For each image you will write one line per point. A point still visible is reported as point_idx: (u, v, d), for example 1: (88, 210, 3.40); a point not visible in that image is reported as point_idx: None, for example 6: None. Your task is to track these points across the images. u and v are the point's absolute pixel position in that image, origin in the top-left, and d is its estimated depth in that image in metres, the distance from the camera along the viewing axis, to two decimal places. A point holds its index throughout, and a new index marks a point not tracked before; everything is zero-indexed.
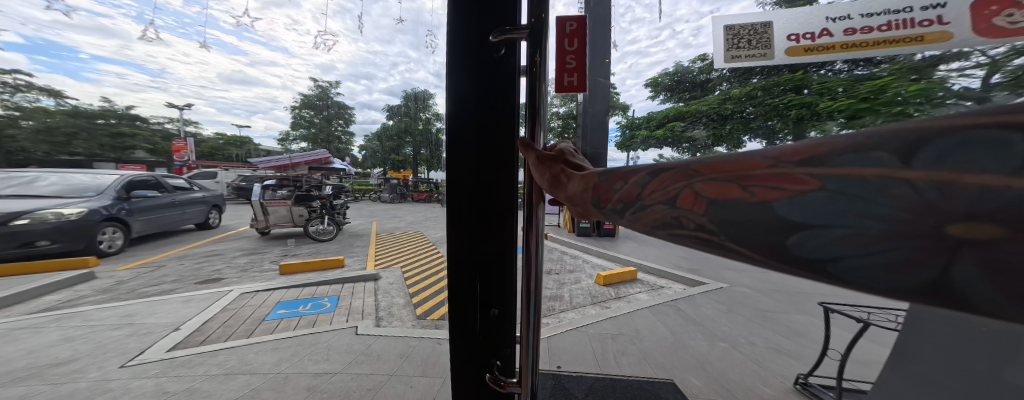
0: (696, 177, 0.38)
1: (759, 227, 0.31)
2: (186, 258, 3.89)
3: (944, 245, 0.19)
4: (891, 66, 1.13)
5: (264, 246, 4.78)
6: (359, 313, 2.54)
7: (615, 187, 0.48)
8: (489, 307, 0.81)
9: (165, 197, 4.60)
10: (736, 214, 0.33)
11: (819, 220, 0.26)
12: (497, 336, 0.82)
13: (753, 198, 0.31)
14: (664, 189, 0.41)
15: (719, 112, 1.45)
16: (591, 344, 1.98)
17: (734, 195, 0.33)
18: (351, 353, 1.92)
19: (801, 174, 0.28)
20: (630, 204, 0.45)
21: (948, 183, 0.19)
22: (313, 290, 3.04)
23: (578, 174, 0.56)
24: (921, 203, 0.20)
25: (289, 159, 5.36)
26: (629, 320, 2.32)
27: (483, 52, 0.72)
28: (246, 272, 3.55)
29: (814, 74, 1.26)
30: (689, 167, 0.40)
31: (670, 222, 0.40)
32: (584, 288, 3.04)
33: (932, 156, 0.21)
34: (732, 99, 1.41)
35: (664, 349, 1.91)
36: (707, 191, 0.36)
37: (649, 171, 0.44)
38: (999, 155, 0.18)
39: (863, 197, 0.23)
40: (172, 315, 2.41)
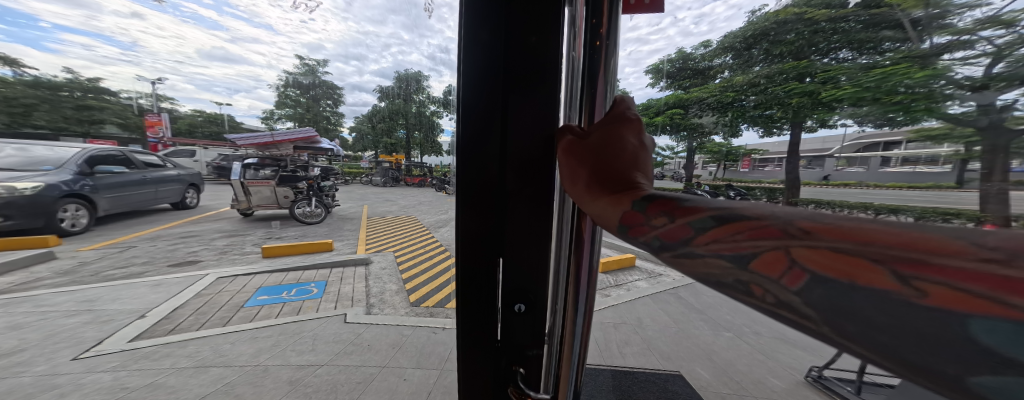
0: (799, 240, 0.31)
1: (929, 340, 0.20)
2: (159, 239, 3.74)
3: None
4: (895, 55, 1.01)
5: (247, 228, 4.66)
6: (348, 299, 2.53)
7: (653, 221, 0.45)
8: (515, 302, 0.79)
9: (134, 174, 4.46)
10: (859, 304, 0.24)
11: None
12: (517, 336, 0.81)
13: (922, 302, 0.20)
14: (733, 244, 0.36)
15: (721, 99, 1.40)
16: (593, 333, 2.03)
17: (866, 278, 0.24)
18: (339, 343, 1.91)
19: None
20: (675, 245, 0.42)
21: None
22: (298, 276, 3.00)
23: (608, 196, 0.53)
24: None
25: (271, 137, 5.16)
26: (630, 309, 2.38)
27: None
28: (225, 255, 3.47)
29: (816, 61, 1.13)
30: (796, 230, 0.33)
31: (737, 283, 0.36)
32: None
33: None
34: (734, 86, 1.32)
35: (669, 339, 1.99)
36: (811, 262, 0.28)
37: (716, 216, 0.40)
38: None
39: None
40: (138, 301, 2.33)
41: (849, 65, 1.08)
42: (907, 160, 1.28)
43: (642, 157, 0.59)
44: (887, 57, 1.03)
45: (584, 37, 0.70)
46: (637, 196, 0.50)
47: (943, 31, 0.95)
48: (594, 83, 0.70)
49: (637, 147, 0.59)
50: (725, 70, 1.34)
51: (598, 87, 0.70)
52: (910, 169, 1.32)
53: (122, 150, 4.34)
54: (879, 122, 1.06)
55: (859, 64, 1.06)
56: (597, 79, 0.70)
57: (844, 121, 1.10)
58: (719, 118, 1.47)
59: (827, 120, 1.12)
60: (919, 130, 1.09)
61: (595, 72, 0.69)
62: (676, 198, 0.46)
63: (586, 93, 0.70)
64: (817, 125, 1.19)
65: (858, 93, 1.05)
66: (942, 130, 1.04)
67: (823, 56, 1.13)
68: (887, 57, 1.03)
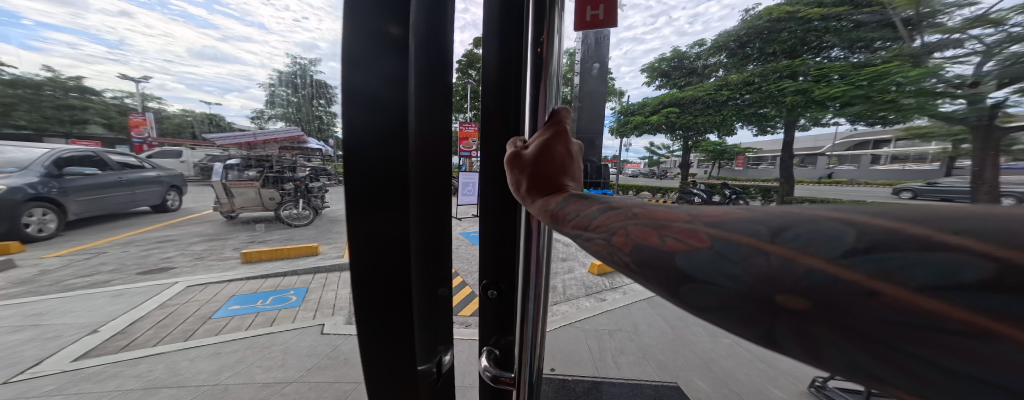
0: (631, 219, 0.48)
1: (667, 271, 0.40)
2: (132, 245, 3.63)
3: (776, 309, 0.30)
4: (888, 53, 0.98)
5: (229, 232, 4.57)
6: (328, 308, 2.54)
7: (568, 214, 0.56)
8: (489, 289, 1.01)
9: (110, 175, 3.59)
10: (649, 254, 0.42)
11: (698, 275, 0.36)
12: (494, 319, 1.02)
13: (672, 251, 0.40)
14: (603, 226, 0.50)
15: (715, 98, 1.31)
16: (585, 342, 2.02)
17: (654, 241, 0.42)
18: (312, 357, 1.94)
19: (700, 233, 0.38)
20: (581, 232, 0.53)
21: (795, 261, 0.29)
22: (276, 283, 2.99)
23: (540, 195, 0.64)
24: (773, 278, 0.31)
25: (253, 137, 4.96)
26: (625, 314, 2.37)
27: (503, 22, 0.88)
28: (202, 262, 3.38)
29: (811, 60, 1.15)
30: (628, 211, 0.50)
31: (605, 254, 0.47)
32: (576, 278, 3.03)
33: (783, 240, 0.31)
34: (729, 85, 1.26)
35: (665, 346, 1.96)
36: (636, 234, 0.45)
37: (599, 206, 0.54)
38: (838, 244, 0.28)
39: (734, 260, 0.34)
40: (93, 314, 2.22)
41: (843, 64, 1.07)
42: (898, 157, 1.27)
43: (571, 162, 0.70)
44: (880, 55, 1.00)
45: (532, 39, 0.74)
46: (564, 195, 0.61)
47: (935, 31, 0.93)
48: (537, 86, 0.74)
49: (565, 154, 0.69)
50: (719, 70, 1.30)
51: (541, 93, 0.74)
52: (898, 168, 1.31)
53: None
54: (872, 120, 1.08)
55: (853, 62, 1.04)
56: (540, 81, 0.73)
57: (838, 118, 1.09)
58: (712, 116, 1.38)
59: (821, 118, 1.10)
60: (908, 128, 1.06)
61: (538, 77, 0.73)
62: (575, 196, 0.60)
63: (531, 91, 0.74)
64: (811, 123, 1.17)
65: (849, 91, 1.01)
66: (929, 129, 1.01)
67: (818, 54, 1.12)
68: (881, 55, 1.00)
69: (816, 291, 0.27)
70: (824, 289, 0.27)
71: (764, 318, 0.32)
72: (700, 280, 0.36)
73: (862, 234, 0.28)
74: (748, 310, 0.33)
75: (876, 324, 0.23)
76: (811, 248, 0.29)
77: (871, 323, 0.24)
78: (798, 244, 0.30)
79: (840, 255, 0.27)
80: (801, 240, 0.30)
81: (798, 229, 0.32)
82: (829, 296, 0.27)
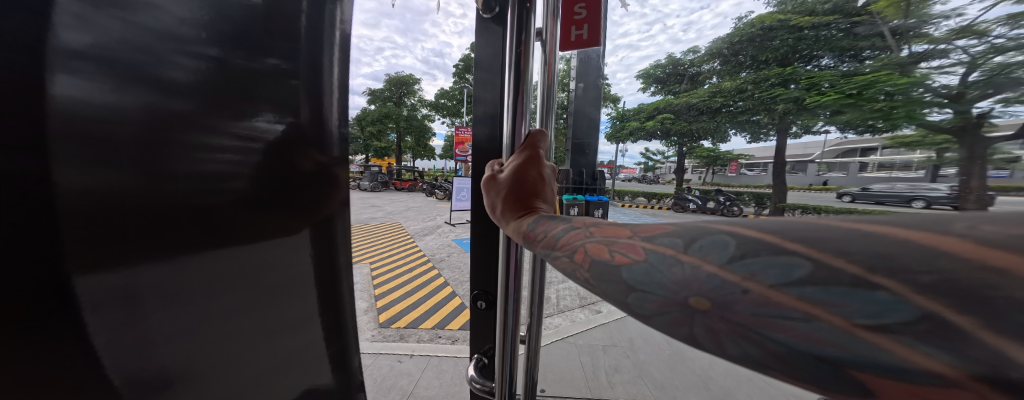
0: (592, 236, 0.38)
1: (613, 287, 0.32)
2: None
3: (690, 312, 0.27)
4: (876, 63, 0.90)
5: None
6: None
7: (537, 235, 0.46)
8: (478, 300, 0.98)
9: None
10: (607, 274, 0.33)
11: (639, 285, 0.30)
12: (484, 327, 0.99)
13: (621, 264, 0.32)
14: (567, 242, 0.39)
15: (709, 104, 1.43)
16: (578, 358, 1.87)
17: (604, 255, 0.34)
18: None
19: (640, 245, 0.32)
20: (545, 251, 0.42)
21: (701, 266, 0.26)
22: None
23: (516, 216, 0.60)
24: (685, 281, 0.27)
25: None
26: (620, 327, 2.22)
27: (492, 39, 0.85)
28: None
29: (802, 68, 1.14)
30: (588, 228, 0.40)
31: (568, 272, 0.37)
32: (570, 288, 2.90)
33: (695, 245, 0.28)
34: (723, 92, 1.40)
35: (661, 364, 1.82)
36: (594, 250, 0.36)
37: (564, 225, 0.44)
38: (724, 253, 0.26)
39: (658, 269, 0.29)
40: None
41: (831, 72, 1.03)
42: (885, 165, 1.25)
43: (544, 186, 0.66)
44: (869, 64, 0.93)
45: (510, 48, 0.69)
46: (536, 216, 0.57)
47: (920, 41, 0.86)
48: (517, 96, 0.68)
49: (538, 178, 0.65)
50: (714, 76, 1.49)
51: (520, 104, 0.68)
52: (886, 174, 1.27)
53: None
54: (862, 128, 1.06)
55: (842, 71, 1.00)
56: (520, 91, 0.68)
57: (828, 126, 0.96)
58: (706, 122, 1.48)
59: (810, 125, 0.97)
60: (895, 137, 1.09)
61: (518, 85, 0.68)
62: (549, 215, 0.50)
63: (510, 100, 0.68)
64: (803, 131, 1.05)
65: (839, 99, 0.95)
66: (915, 138, 1.04)
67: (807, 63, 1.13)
68: (870, 64, 0.92)
69: (713, 295, 0.25)
70: (718, 292, 0.25)
71: (683, 323, 0.27)
72: (639, 289, 0.30)
73: (750, 243, 0.26)
74: (673, 316, 0.28)
75: (747, 316, 0.23)
76: (708, 256, 0.26)
77: (749, 315, 0.23)
78: (703, 254, 0.27)
79: (728, 262, 0.25)
80: (700, 246, 0.27)
81: (703, 236, 0.28)
82: (727, 304, 0.24)
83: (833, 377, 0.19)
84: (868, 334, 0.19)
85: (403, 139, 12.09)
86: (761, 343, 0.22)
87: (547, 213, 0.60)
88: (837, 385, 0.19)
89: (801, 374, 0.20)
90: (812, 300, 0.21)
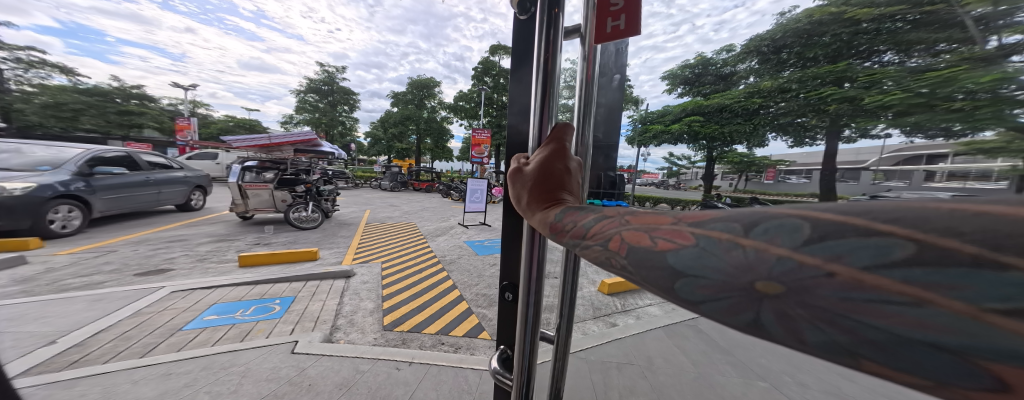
0: (626, 225, 0.41)
1: (658, 272, 0.35)
2: (144, 243, 3.67)
3: (755, 296, 0.27)
4: (952, 57, 0.76)
5: (237, 233, 4.58)
6: (311, 320, 2.20)
7: (566, 226, 0.48)
8: (505, 292, 0.94)
9: None
10: (647, 260, 0.36)
11: (690, 270, 0.31)
12: (505, 322, 0.93)
13: (665, 248, 0.35)
14: (601, 232, 0.43)
15: (744, 106, 1.27)
16: (589, 377, 1.69)
17: (644, 243, 0.37)
18: (274, 382, 1.54)
19: (687, 231, 0.34)
20: (578, 241, 0.45)
21: (766, 252, 0.26)
22: (264, 290, 2.66)
23: (540, 208, 0.57)
24: (748, 266, 0.28)
25: (268, 138, 5.08)
26: (638, 343, 1.99)
27: (523, 37, 0.82)
28: (200, 263, 3.27)
29: (856, 64, 0.95)
30: (622, 217, 0.43)
31: (601, 261, 0.41)
32: (584, 298, 2.74)
33: (757, 230, 0.28)
34: (761, 92, 1.20)
35: (683, 387, 1.61)
36: (629, 238, 0.39)
37: (594, 215, 0.46)
38: (794, 237, 0.25)
39: (715, 253, 0.30)
40: (59, 322, 1.99)
41: (894, 69, 0.87)
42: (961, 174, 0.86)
43: (572, 180, 0.63)
44: (943, 59, 0.78)
45: (537, 49, 0.68)
46: (561, 207, 0.54)
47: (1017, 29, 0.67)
48: (542, 97, 0.69)
49: (565, 170, 0.62)
50: (751, 76, 1.26)
51: (545, 106, 0.69)
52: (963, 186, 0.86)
53: (128, 152, 4.42)
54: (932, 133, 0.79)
55: (907, 67, 0.85)
56: (547, 92, 0.69)
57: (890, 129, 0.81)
58: (739, 125, 1.29)
59: (867, 129, 0.86)
60: (970, 142, 0.75)
61: (547, 87, 0.69)
62: (578, 206, 0.51)
63: (537, 101, 0.69)
64: (859, 135, 0.92)
65: (907, 98, 0.79)
66: (996, 144, 0.70)
67: (866, 59, 0.95)
68: (943, 59, 0.77)
69: (784, 277, 0.25)
70: (793, 274, 0.24)
71: (748, 309, 0.28)
72: (689, 274, 0.31)
73: (829, 227, 0.24)
74: (734, 301, 0.28)
75: (833, 300, 0.21)
76: (777, 241, 0.26)
77: (832, 299, 0.22)
78: (768, 240, 0.27)
79: (803, 244, 0.24)
80: (767, 229, 0.27)
81: (771, 221, 0.28)
82: (809, 288, 0.23)
83: (956, 367, 0.16)
84: (1006, 322, 0.13)
85: (421, 141, 12.37)
86: (853, 331, 0.20)
87: (574, 203, 0.56)
88: (965, 377, 0.16)
89: (909, 363, 0.18)
90: (923, 283, 0.17)
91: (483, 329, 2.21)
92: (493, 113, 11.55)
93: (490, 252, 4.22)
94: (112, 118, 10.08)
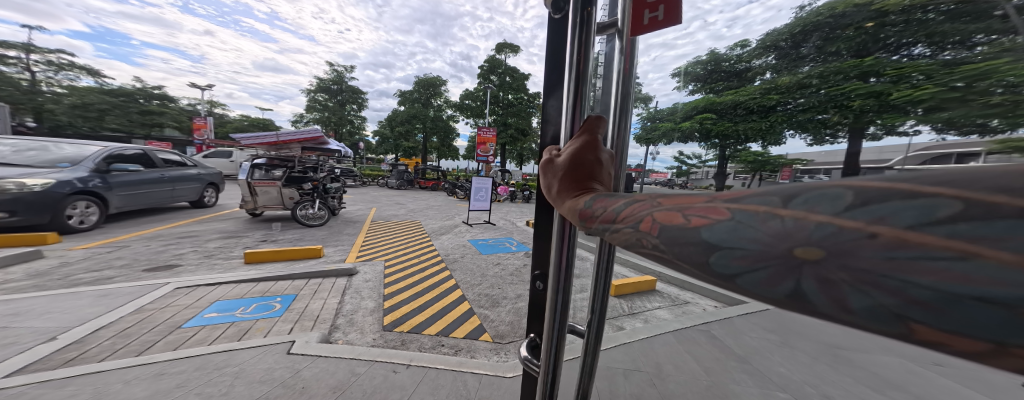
0: (656, 206, 0.39)
1: (689, 249, 0.33)
2: (155, 239, 3.81)
3: (795, 263, 0.24)
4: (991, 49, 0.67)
5: (246, 230, 4.71)
6: (310, 320, 2.24)
7: (596, 211, 0.47)
8: (534, 281, 0.92)
9: None
10: (677, 236, 0.35)
11: (722, 242, 0.30)
12: (535, 311, 0.92)
13: (698, 223, 0.33)
14: (632, 214, 0.41)
15: (761, 103, 1.03)
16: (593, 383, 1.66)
17: (675, 221, 0.35)
18: (266, 384, 1.56)
19: (722, 207, 0.32)
20: (609, 226, 0.44)
21: (807, 220, 0.24)
22: (265, 288, 2.72)
23: (570, 196, 0.56)
24: (785, 234, 0.25)
25: (276, 136, 5.18)
26: (648, 348, 1.91)
27: (558, 35, 0.80)
28: (207, 260, 3.37)
29: (885, 55, 0.80)
30: (654, 199, 0.41)
31: (632, 243, 0.39)
32: None
33: (797, 199, 0.26)
34: (778, 89, 0.98)
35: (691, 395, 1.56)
36: (660, 217, 0.37)
37: (625, 200, 0.44)
38: (837, 203, 0.23)
39: (753, 225, 0.28)
40: (64, 318, 2.08)
41: (927, 63, 0.75)
42: None
43: (604, 171, 0.61)
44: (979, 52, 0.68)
45: (570, 48, 0.73)
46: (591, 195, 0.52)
47: None
48: (576, 92, 0.72)
49: (596, 161, 0.60)
50: (767, 72, 1.01)
51: (578, 99, 0.72)
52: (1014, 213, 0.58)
53: (144, 150, 4.60)
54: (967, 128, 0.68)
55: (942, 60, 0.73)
56: (580, 87, 0.72)
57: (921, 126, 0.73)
58: (755, 123, 1.05)
59: (894, 125, 0.76)
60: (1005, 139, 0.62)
61: (582, 82, 0.72)
62: (608, 193, 0.50)
63: (570, 95, 0.72)
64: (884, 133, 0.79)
65: (941, 93, 0.70)
66: None
67: (892, 52, 0.80)
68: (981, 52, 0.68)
69: (819, 241, 0.22)
70: (834, 239, 0.21)
71: (787, 277, 0.25)
72: (722, 247, 0.30)
73: (872, 192, 0.21)
74: (771, 271, 0.26)
75: (876, 261, 0.18)
76: (818, 209, 0.24)
77: (871, 262, 0.19)
78: (808, 208, 0.24)
79: (845, 209, 0.21)
80: (808, 197, 0.25)
81: (813, 192, 0.25)
82: (849, 250, 0.20)
83: (1005, 325, 0.12)
84: None
85: (429, 139, 12.47)
86: (897, 291, 0.17)
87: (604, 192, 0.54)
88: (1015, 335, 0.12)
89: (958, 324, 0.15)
90: (971, 235, 0.13)
91: (484, 331, 2.21)
92: (499, 111, 11.52)
93: (494, 251, 4.21)
94: (133, 117, 10.53)
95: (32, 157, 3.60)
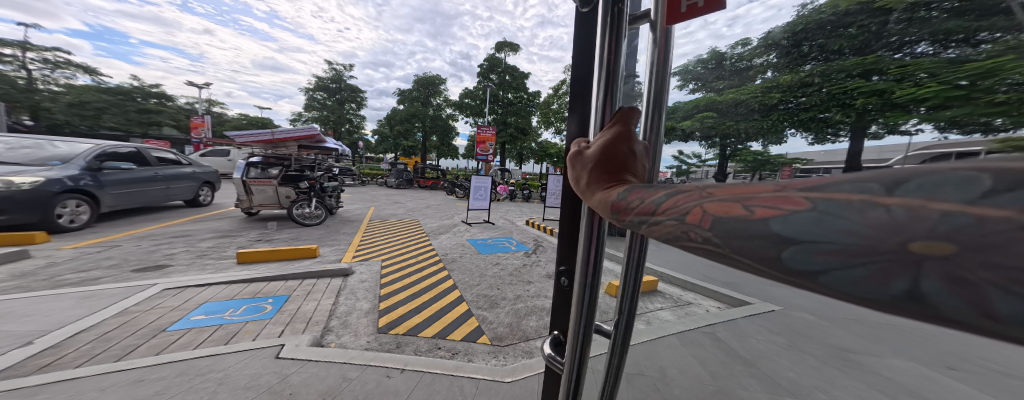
0: (708, 198, 0.37)
1: (758, 243, 0.30)
2: (146, 239, 3.79)
3: (913, 261, 0.18)
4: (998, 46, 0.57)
5: (240, 229, 4.70)
6: (303, 321, 2.23)
7: (631, 204, 0.45)
8: (559, 276, 0.90)
9: None
10: (737, 229, 0.32)
11: (803, 235, 0.26)
12: (559, 307, 0.90)
13: (766, 216, 0.30)
14: (677, 207, 0.39)
15: (762, 102, 0.92)
16: None
17: (736, 212, 0.33)
18: (252, 389, 1.55)
19: (798, 196, 0.29)
20: (646, 219, 0.42)
21: (925, 209, 0.17)
22: (257, 289, 2.71)
23: (600, 189, 0.54)
24: (891, 223, 0.19)
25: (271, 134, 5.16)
26: None
27: (586, 32, 0.82)
28: (198, 260, 3.35)
29: (888, 55, 0.70)
30: (702, 191, 0.38)
31: (677, 236, 0.38)
32: None
33: (909, 185, 0.20)
34: (779, 88, 0.89)
35: None
36: (713, 208, 0.35)
37: (665, 191, 0.42)
38: (969, 187, 0.15)
39: (847, 216, 0.23)
40: (42, 321, 2.05)
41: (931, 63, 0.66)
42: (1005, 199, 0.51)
43: (637, 164, 0.59)
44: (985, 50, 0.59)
45: (601, 43, 0.73)
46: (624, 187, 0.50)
47: None
48: (606, 86, 0.71)
49: (628, 154, 0.58)
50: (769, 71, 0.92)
51: (607, 94, 0.71)
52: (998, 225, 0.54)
53: (137, 148, 4.58)
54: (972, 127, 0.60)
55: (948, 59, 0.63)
56: (611, 82, 0.71)
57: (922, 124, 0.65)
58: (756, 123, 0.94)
59: (895, 124, 0.68)
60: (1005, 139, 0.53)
61: (612, 77, 0.71)
62: (644, 185, 0.48)
63: (601, 90, 0.71)
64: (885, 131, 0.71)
65: (945, 91, 0.62)
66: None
67: (893, 50, 0.70)
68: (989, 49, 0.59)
69: (945, 236, 0.15)
70: (965, 231, 0.14)
71: (898, 276, 0.19)
72: (805, 240, 0.25)
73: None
74: (878, 267, 0.20)
75: None
76: (941, 195, 0.17)
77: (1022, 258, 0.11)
78: (928, 194, 0.18)
79: (982, 194, 0.14)
80: (939, 181, 0.18)
81: (940, 175, 0.19)
82: (985, 246, 0.13)
83: None
84: None
85: (428, 138, 12.47)
86: None
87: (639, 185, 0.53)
88: None
89: None
90: None
91: (483, 333, 2.20)
92: (498, 110, 11.48)
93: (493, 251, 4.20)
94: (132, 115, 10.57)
95: (27, 155, 3.61)
